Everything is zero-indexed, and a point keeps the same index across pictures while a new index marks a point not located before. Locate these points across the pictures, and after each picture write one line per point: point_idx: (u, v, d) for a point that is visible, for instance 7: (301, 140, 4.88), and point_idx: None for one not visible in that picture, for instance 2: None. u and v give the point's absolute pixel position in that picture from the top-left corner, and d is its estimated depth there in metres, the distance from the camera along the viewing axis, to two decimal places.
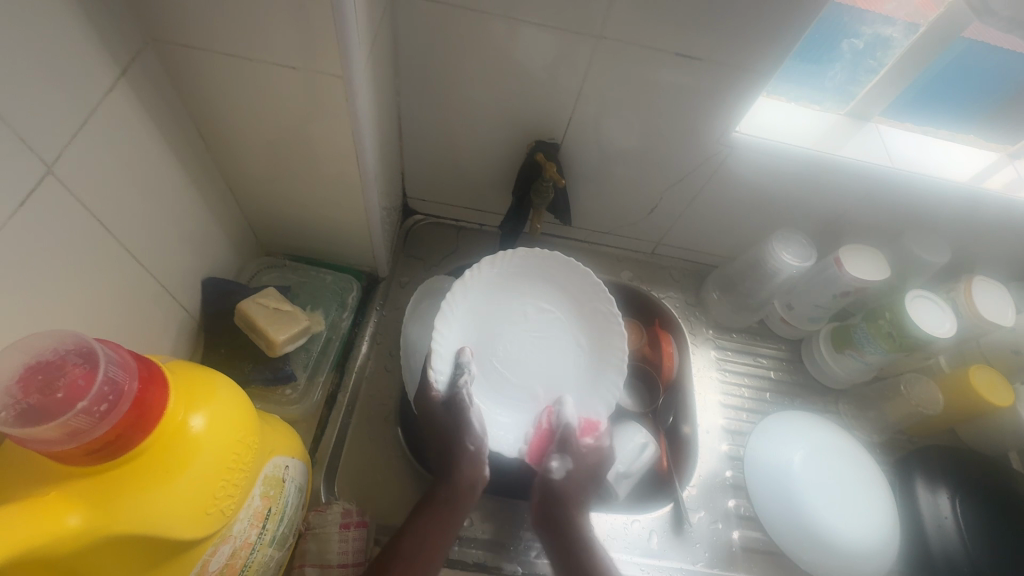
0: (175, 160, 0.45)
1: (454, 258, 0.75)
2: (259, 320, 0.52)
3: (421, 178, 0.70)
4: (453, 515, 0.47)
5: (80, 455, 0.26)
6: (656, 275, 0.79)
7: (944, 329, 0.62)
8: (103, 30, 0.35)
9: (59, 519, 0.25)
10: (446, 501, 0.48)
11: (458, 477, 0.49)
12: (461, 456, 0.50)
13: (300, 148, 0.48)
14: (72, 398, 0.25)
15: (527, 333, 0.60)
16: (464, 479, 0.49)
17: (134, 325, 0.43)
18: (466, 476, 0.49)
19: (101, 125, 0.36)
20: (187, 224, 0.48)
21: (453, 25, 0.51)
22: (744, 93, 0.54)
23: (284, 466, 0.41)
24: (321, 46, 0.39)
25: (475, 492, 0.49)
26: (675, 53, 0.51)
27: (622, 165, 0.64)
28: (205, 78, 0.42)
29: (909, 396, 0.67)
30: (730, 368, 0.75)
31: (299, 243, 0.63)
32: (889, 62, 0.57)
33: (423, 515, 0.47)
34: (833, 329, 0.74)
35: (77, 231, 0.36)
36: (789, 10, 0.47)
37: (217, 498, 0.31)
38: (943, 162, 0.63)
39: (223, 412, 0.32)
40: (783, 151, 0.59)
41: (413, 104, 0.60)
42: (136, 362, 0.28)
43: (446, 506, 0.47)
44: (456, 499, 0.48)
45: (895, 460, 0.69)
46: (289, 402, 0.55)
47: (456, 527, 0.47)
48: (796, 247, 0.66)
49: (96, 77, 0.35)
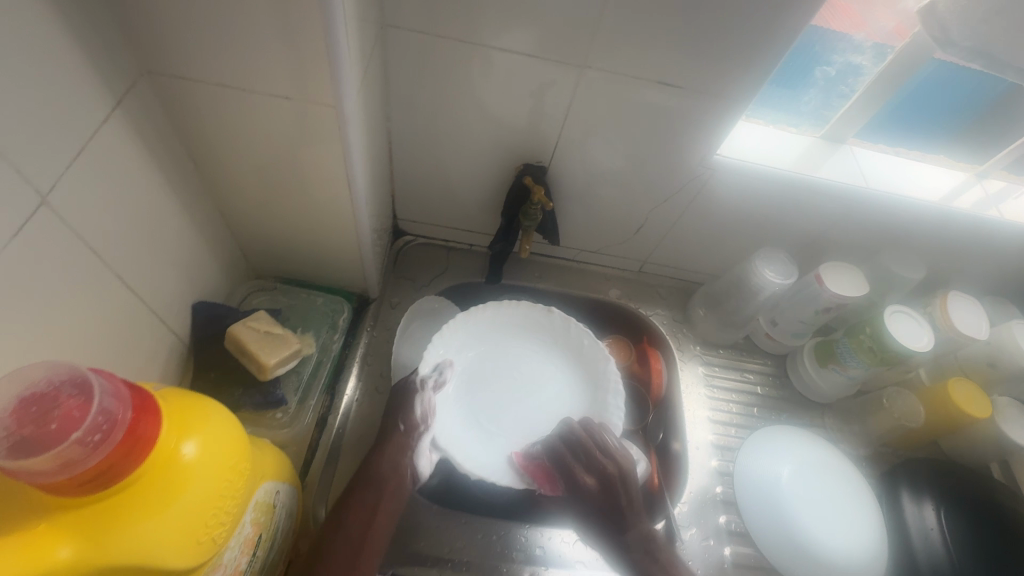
0: (168, 187, 0.45)
1: (445, 279, 0.76)
2: (251, 344, 0.52)
3: (411, 200, 0.71)
4: (381, 500, 0.48)
5: (71, 486, 0.26)
6: (644, 293, 0.81)
7: (922, 343, 0.64)
8: (101, 63, 0.36)
9: (48, 553, 0.26)
10: (370, 485, 0.48)
11: (381, 463, 0.50)
12: (391, 441, 0.52)
13: (292, 174, 0.49)
14: (67, 429, 0.25)
15: (536, 388, 0.62)
16: (390, 465, 0.50)
17: (124, 351, 0.43)
18: (392, 462, 0.50)
19: (97, 155, 0.37)
20: (178, 249, 0.49)
21: (443, 54, 0.53)
22: (722, 118, 0.56)
23: (274, 492, 0.41)
24: (314, 78, 0.40)
25: (400, 478, 0.50)
26: (658, 81, 0.53)
27: (608, 188, 0.66)
28: (199, 109, 0.43)
29: (891, 409, 0.69)
30: (718, 384, 0.76)
31: (290, 265, 0.63)
32: (860, 88, 0.60)
33: (352, 502, 0.47)
34: (817, 344, 0.75)
35: (71, 259, 0.36)
36: (762, 41, 0.49)
37: (209, 526, 0.31)
38: (916, 182, 0.65)
39: (216, 438, 0.32)
40: (763, 173, 0.61)
41: (404, 129, 0.61)
42: (130, 391, 0.28)
43: (369, 487, 0.48)
44: (382, 484, 0.49)
45: (881, 474, 0.71)
46: (279, 426, 0.54)
47: (387, 514, 0.48)
48: (778, 264, 0.67)
49: (93, 108, 0.36)
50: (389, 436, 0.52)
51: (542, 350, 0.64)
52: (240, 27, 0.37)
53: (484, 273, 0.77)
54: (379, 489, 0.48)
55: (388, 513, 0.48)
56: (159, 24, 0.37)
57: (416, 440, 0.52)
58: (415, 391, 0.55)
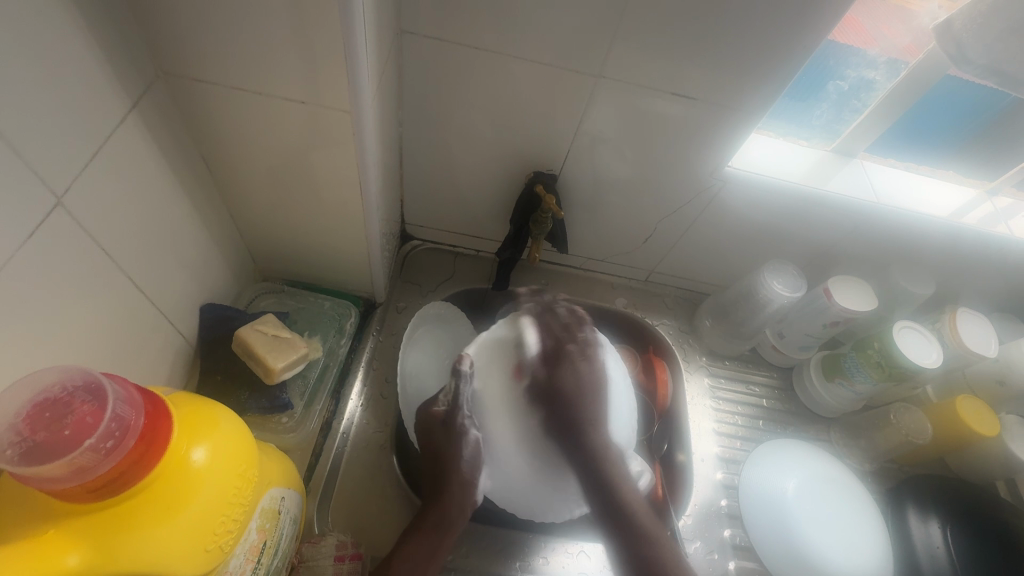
0: (180, 188, 0.45)
1: (451, 285, 0.75)
2: (258, 347, 0.52)
3: (420, 205, 0.71)
4: (442, 537, 0.48)
5: (81, 492, 0.25)
6: (650, 302, 0.80)
7: (931, 359, 0.63)
8: (119, 64, 0.36)
9: (57, 560, 0.25)
10: (439, 526, 0.48)
11: (448, 500, 0.48)
12: (456, 481, 0.48)
13: (304, 177, 0.49)
14: (79, 435, 0.25)
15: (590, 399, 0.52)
16: (455, 502, 0.48)
17: (131, 352, 0.43)
18: (460, 499, 0.48)
19: (112, 156, 0.36)
20: (188, 251, 0.48)
21: (457, 60, 0.53)
22: (735, 130, 0.56)
23: (280, 498, 0.41)
24: (331, 83, 0.40)
25: (464, 515, 0.49)
26: (671, 92, 0.53)
27: (616, 196, 0.66)
28: (214, 111, 0.43)
29: (899, 425, 0.68)
30: (723, 396, 0.75)
31: (298, 268, 0.63)
32: (873, 103, 0.60)
33: (415, 533, 0.48)
34: (823, 358, 0.75)
35: (84, 260, 0.36)
36: (779, 55, 0.49)
37: (217, 534, 0.30)
38: (926, 198, 0.65)
39: (226, 445, 0.32)
40: (775, 186, 0.61)
41: (416, 134, 0.61)
42: (143, 397, 0.28)
43: (436, 531, 0.48)
44: (448, 526, 0.48)
45: (887, 490, 0.70)
46: (284, 431, 0.54)
47: (444, 548, 0.48)
48: (787, 277, 0.67)
49: (110, 109, 0.35)
50: (451, 476, 0.48)
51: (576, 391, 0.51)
52: (259, 31, 0.37)
53: (491, 280, 0.77)
54: (443, 530, 0.48)
55: (444, 547, 0.48)
56: (179, 28, 0.37)
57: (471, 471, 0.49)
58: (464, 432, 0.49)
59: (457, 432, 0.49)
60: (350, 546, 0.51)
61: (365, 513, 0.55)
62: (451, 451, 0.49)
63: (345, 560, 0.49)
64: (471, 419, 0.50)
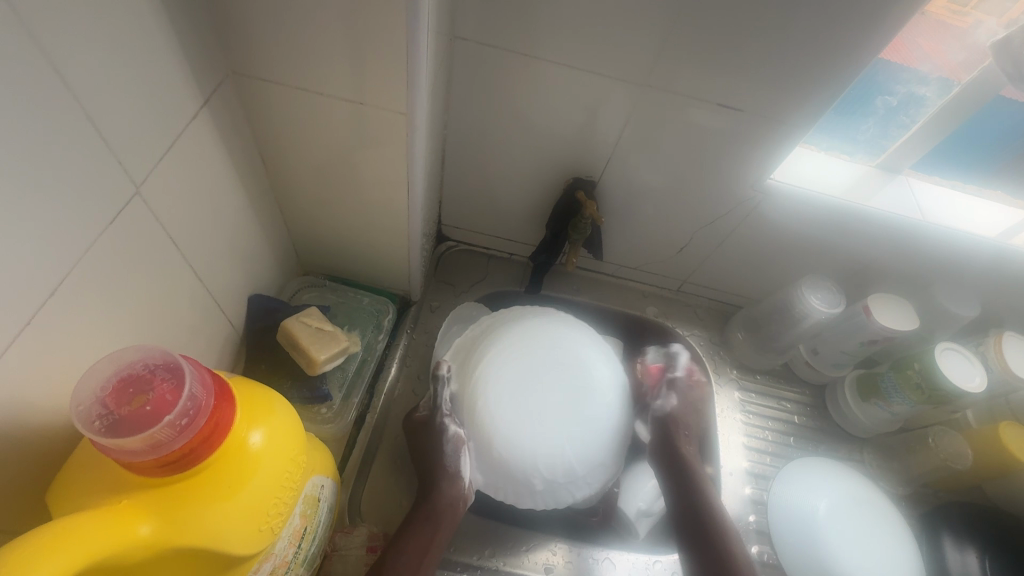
0: (238, 183, 0.47)
1: (483, 286, 0.77)
2: (303, 338, 0.53)
3: (457, 207, 0.73)
4: (434, 532, 0.50)
5: (153, 467, 0.27)
6: (681, 312, 0.80)
7: (973, 383, 0.61)
8: (194, 63, 0.37)
9: (131, 529, 0.27)
10: (429, 519, 0.50)
11: (437, 495, 0.52)
12: (444, 475, 0.53)
13: (354, 176, 0.51)
14: (159, 412, 0.27)
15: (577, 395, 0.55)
16: (446, 497, 0.52)
17: (187, 338, 0.45)
18: (448, 493, 0.52)
19: (184, 150, 0.38)
20: (241, 242, 0.50)
21: (506, 66, 0.54)
22: (780, 143, 0.56)
23: (321, 486, 0.42)
24: (389, 87, 0.41)
25: (456, 508, 0.52)
26: (717, 102, 0.53)
27: (654, 205, 0.66)
28: (275, 110, 0.45)
29: (937, 449, 0.66)
30: (753, 410, 0.74)
31: (339, 264, 0.64)
32: (922, 119, 0.59)
33: (412, 528, 0.50)
34: (859, 376, 0.73)
35: (155, 248, 0.38)
36: (830, 69, 0.49)
37: (269, 515, 0.32)
38: (973, 218, 0.64)
39: (280, 430, 0.33)
40: (816, 200, 0.61)
41: (459, 137, 0.63)
42: (213, 379, 0.29)
43: (428, 523, 0.50)
44: (438, 518, 0.50)
45: (921, 515, 0.68)
46: (323, 421, 0.56)
47: (437, 543, 0.50)
48: (825, 292, 0.66)
49: (185, 106, 0.37)
50: (440, 471, 0.53)
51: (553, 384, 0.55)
52: (324, 34, 0.38)
53: (523, 283, 0.78)
54: (435, 524, 0.50)
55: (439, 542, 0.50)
56: (251, 30, 0.39)
57: (452, 466, 0.53)
58: (441, 429, 0.55)
59: (438, 429, 0.55)
60: (380, 538, 0.51)
61: (395, 506, 0.57)
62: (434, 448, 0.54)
63: (376, 552, 0.50)
64: (453, 417, 0.55)
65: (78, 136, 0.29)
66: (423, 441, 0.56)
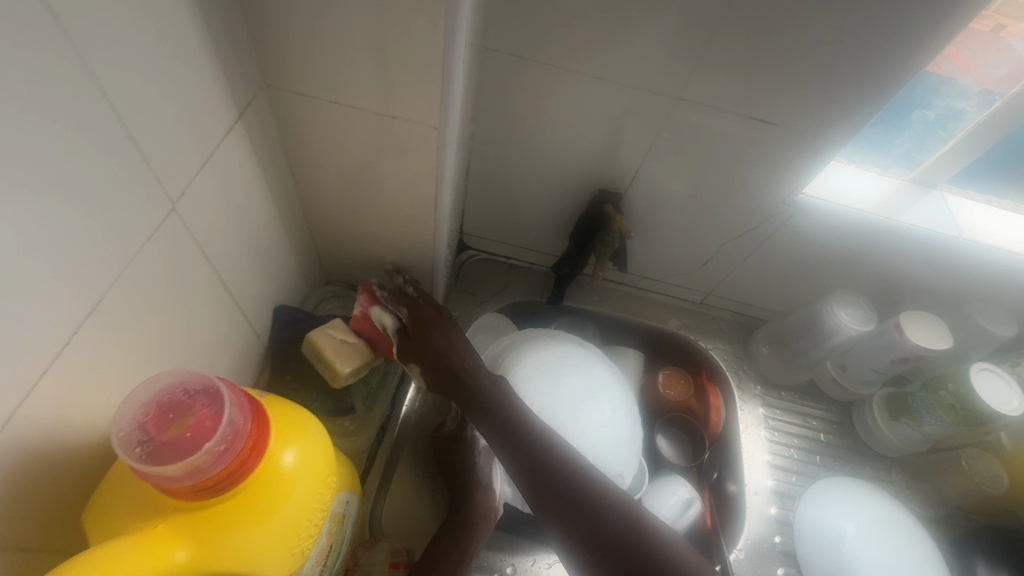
0: (268, 195, 0.47)
1: (504, 296, 0.76)
2: (328, 350, 0.53)
3: (480, 216, 0.72)
4: (469, 538, 0.50)
5: (190, 492, 0.26)
6: (704, 325, 0.79)
7: (1012, 406, 0.60)
8: (231, 77, 0.37)
9: (167, 554, 0.27)
10: (463, 524, 0.51)
11: (471, 505, 0.52)
12: (476, 484, 0.54)
13: (382, 188, 0.50)
14: (200, 437, 0.27)
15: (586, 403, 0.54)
16: (480, 506, 0.52)
17: (215, 350, 0.44)
18: (482, 501, 0.52)
19: (218, 165, 0.38)
20: (268, 253, 0.50)
21: (537, 77, 0.53)
22: (814, 157, 0.54)
23: (345, 502, 0.41)
24: (422, 101, 0.41)
25: (490, 515, 0.52)
26: (751, 116, 0.52)
27: (680, 217, 0.65)
28: (306, 123, 0.45)
29: (970, 472, 0.64)
30: (778, 427, 0.73)
31: (362, 274, 0.64)
32: (960, 133, 0.56)
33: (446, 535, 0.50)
34: (888, 395, 0.72)
35: (188, 263, 0.38)
36: (870, 83, 0.48)
37: (301, 538, 0.31)
38: (1013, 235, 0.62)
39: (312, 450, 0.33)
40: (850, 216, 0.59)
41: (485, 147, 0.62)
42: (250, 402, 0.29)
43: (463, 529, 0.50)
44: (473, 525, 0.51)
45: (952, 539, 0.67)
46: (347, 435, 0.56)
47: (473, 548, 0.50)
48: (856, 309, 0.65)
49: (220, 121, 0.37)
50: (473, 481, 0.54)
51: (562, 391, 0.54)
52: (359, 49, 0.38)
53: (545, 294, 0.77)
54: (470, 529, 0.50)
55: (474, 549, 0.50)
56: (286, 43, 0.38)
57: (485, 478, 0.54)
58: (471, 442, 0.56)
59: (469, 443, 0.57)
60: (404, 554, 0.51)
61: (417, 521, 0.56)
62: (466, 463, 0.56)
63: (399, 568, 0.50)
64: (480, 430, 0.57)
65: (119, 154, 0.29)
66: (454, 455, 0.57)
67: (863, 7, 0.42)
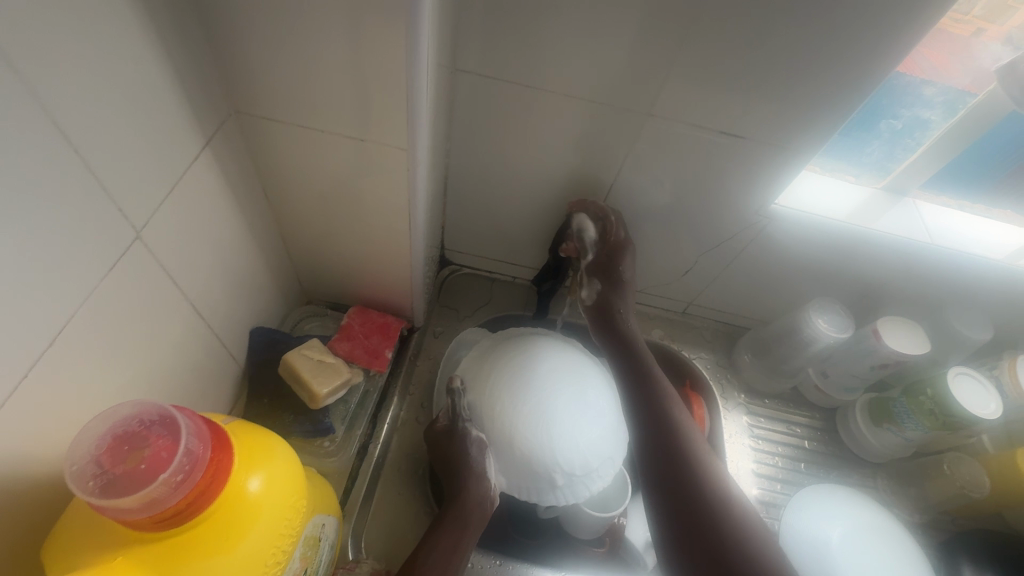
0: (241, 218, 0.47)
1: (487, 310, 0.77)
2: (304, 372, 0.53)
3: (461, 232, 0.72)
4: (464, 535, 0.50)
5: (149, 523, 0.26)
6: (687, 335, 0.79)
7: (989, 409, 0.60)
8: (197, 105, 0.38)
9: None
10: (456, 521, 0.51)
11: (466, 495, 0.52)
12: (469, 475, 0.53)
13: (356, 208, 0.51)
14: (156, 469, 0.27)
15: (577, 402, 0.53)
16: (473, 496, 0.52)
17: (187, 375, 0.44)
18: (476, 492, 0.52)
19: (185, 191, 0.39)
20: (243, 275, 0.50)
21: (509, 96, 0.54)
22: (783, 168, 0.55)
23: (320, 525, 0.41)
24: (388, 122, 0.41)
25: (484, 508, 0.52)
26: (719, 130, 0.53)
27: (657, 228, 0.66)
28: (276, 147, 0.45)
29: (954, 476, 0.65)
30: (762, 435, 0.73)
31: (341, 293, 0.64)
32: (928, 141, 0.58)
33: (439, 532, 0.50)
34: (870, 401, 0.72)
35: (156, 288, 0.38)
36: (834, 95, 0.49)
37: (268, 565, 0.31)
38: (983, 239, 0.63)
39: (280, 475, 0.33)
40: (823, 224, 0.60)
41: (462, 164, 0.63)
42: (209, 430, 0.29)
43: (456, 527, 0.50)
44: (467, 519, 0.51)
45: (938, 543, 0.67)
46: (326, 455, 0.56)
47: (466, 546, 0.50)
48: (832, 315, 0.65)
49: (187, 149, 0.38)
50: (466, 472, 0.53)
51: (551, 392, 0.53)
52: (325, 74, 0.38)
53: (528, 308, 0.77)
54: (463, 525, 0.50)
55: (467, 546, 0.50)
56: (253, 70, 0.39)
57: (478, 464, 0.53)
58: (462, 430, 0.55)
59: (461, 436, 0.55)
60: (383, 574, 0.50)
61: (399, 538, 0.56)
62: (458, 454, 0.54)
63: None
64: (471, 423, 0.55)
65: (80, 187, 0.30)
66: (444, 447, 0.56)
67: (819, 23, 0.44)
